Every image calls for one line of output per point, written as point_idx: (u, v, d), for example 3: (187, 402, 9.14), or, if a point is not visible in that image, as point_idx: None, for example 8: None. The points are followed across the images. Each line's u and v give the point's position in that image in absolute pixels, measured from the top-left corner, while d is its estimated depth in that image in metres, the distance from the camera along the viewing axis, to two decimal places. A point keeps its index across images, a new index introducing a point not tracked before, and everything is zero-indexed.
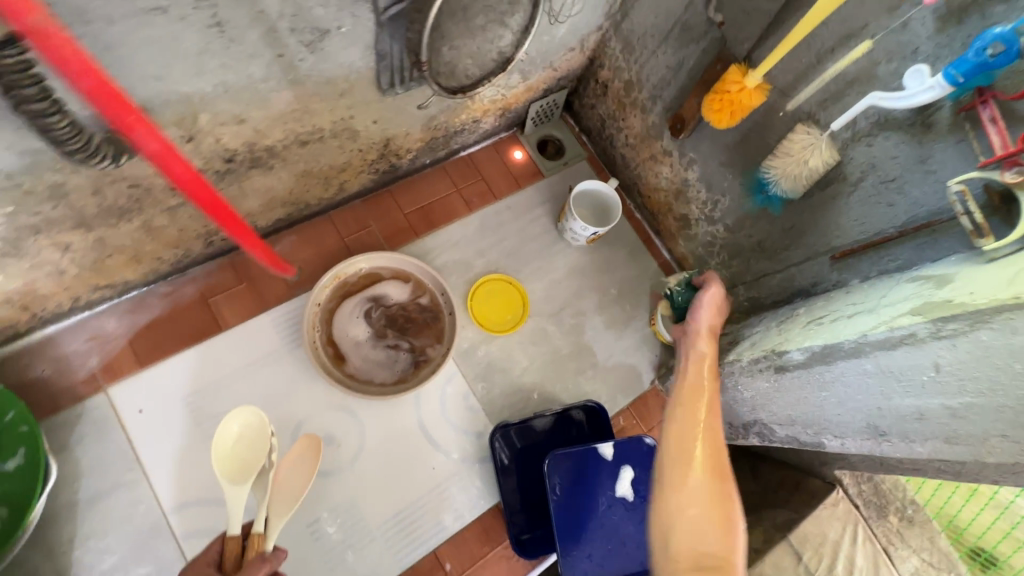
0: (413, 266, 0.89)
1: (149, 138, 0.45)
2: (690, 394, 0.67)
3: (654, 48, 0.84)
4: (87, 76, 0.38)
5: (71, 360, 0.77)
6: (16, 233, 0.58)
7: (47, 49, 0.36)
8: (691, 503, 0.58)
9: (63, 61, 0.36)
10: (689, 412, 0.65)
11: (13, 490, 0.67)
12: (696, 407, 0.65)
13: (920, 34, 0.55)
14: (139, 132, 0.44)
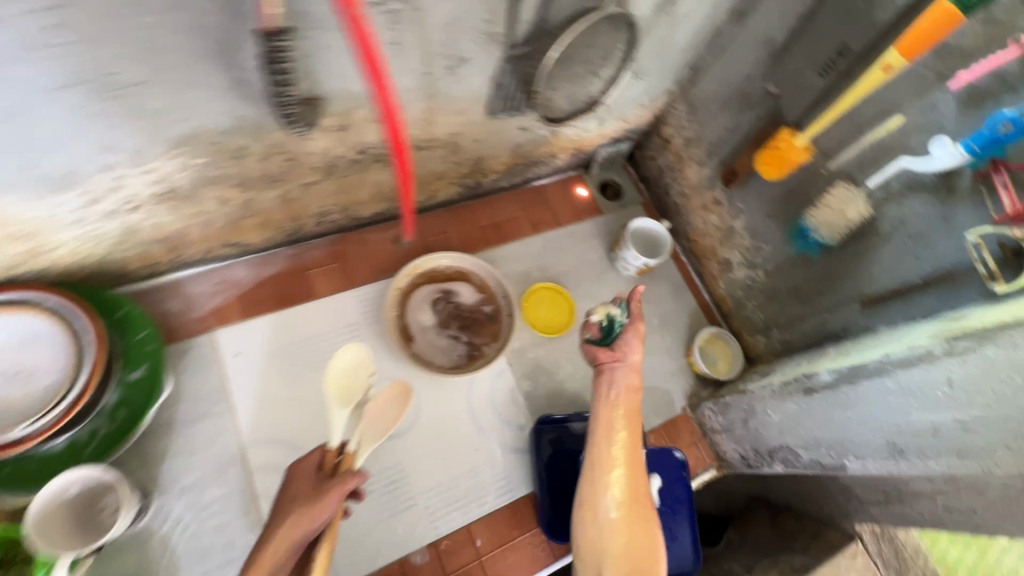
0: (483, 270, 1.02)
1: (388, 99, 0.59)
2: (613, 433, 0.76)
3: (715, 111, 0.98)
4: (365, 48, 0.53)
5: (188, 303, 0.90)
6: (198, 182, 0.73)
7: (356, 28, 0.51)
8: (615, 534, 0.70)
9: (363, 37, 0.52)
10: (612, 452, 0.74)
11: (134, 396, 0.79)
12: (618, 447, 0.74)
13: (946, 113, 0.66)
14: (388, 96, 0.58)
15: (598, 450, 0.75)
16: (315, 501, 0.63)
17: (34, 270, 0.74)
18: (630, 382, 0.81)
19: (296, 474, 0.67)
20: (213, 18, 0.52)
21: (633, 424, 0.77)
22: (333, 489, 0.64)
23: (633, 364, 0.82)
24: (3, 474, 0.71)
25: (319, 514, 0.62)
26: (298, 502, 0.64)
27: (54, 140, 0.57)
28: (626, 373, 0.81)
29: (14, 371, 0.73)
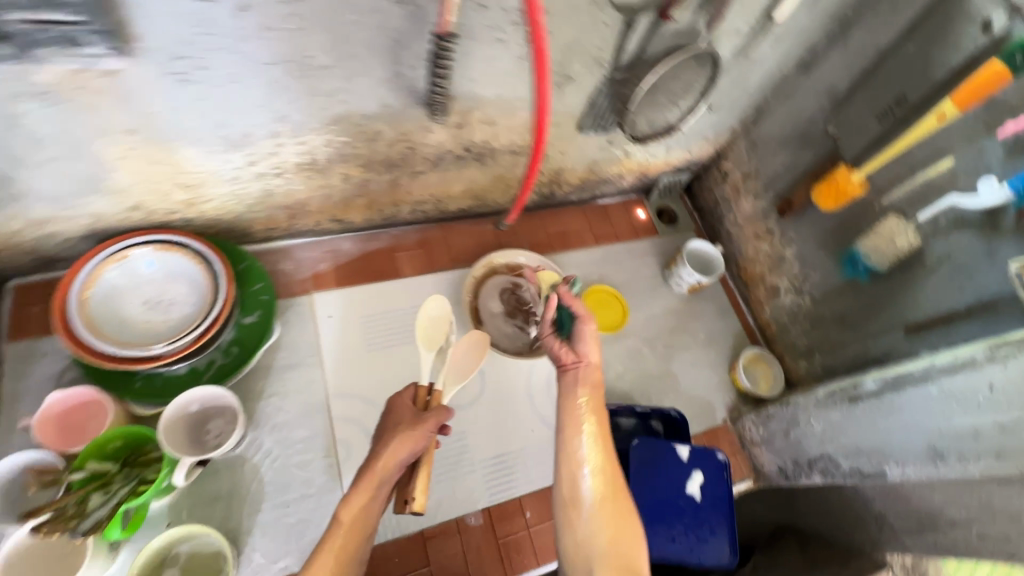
0: (551, 270, 1.11)
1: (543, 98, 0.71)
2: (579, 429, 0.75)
3: (775, 149, 1.09)
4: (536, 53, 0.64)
5: (293, 267, 1.02)
6: (333, 158, 0.85)
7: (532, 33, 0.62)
8: (600, 529, 0.70)
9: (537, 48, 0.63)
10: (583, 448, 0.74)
11: (246, 338, 0.89)
12: (588, 443, 0.74)
13: (993, 158, 0.75)
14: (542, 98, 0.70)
15: (569, 448, 0.74)
16: (416, 428, 0.77)
17: (184, 219, 0.87)
18: (590, 375, 0.80)
19: (395, 404, 0.82)
20: (395, 21, 0.65)
21: (599, 417, 0.77)
22: (430, 419, 0.78)
23: (592, 355, 0.82)
24: (135, 386, 0.82)
25: (420, 438, 0.76)
26: (401, 426, 0.78)
27: (246, 106, 0.70)
28: (587, 365, 0.81)
29: (157, 301, 0.84)
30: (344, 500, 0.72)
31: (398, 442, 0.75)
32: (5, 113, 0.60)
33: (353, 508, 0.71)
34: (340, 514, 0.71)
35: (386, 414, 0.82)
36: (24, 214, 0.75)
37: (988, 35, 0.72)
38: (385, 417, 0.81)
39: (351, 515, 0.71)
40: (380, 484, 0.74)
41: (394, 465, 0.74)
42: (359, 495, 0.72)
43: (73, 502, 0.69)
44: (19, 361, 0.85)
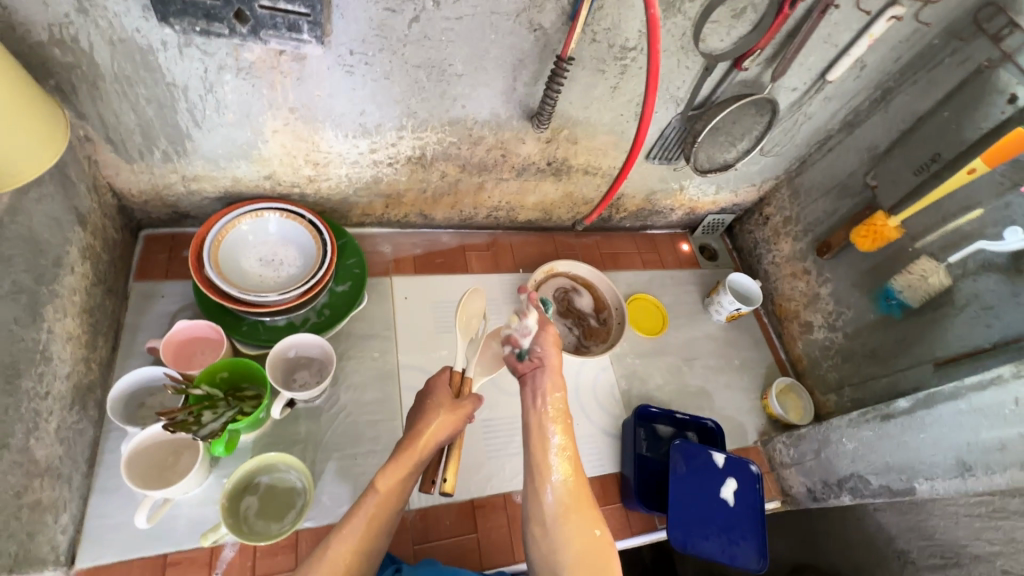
0: (605, 284, 1.20)
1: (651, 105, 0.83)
2: (548, 438, 0.78)
3: (816, 198, 1.21)
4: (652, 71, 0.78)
5: (379, 252, 1.14)
6: (439, 156, 0.99)
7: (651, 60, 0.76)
8: (567, 539, 0.71)
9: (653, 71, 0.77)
10: (549, 456, 0.77)
11: (337, 303, 1.00)
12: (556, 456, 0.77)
13: (1016, 212, 0.86)
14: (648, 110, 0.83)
15: (536, 459, 0.77)
16: (453, 413, 0.80)
17: (302, 193, 1.00)
18: (557, 383, 0.82)
19: (433, 384, 0.85)
20: (526, 44, 0.81)
21: (567, 427, 0.80)
22: (466, 406, 0.82)
23: (555, 363, 0.83)
24: (242, 329, 0.93)
25: (456, 421, 0.80)
26: (440, 409, 0.80)
27: (388, 99, 0.85)
28: (548, 371, 0.82)
29: (270, 259, 0.95)
30: (381, 471, 0.75)
31: (439, 422, 0.78)
32: (211, 80, 0.75)
33: (390, 478, 0.74)
34: (376, 482, 0.74)
35: (421, 395, 0.85)
36: (182, 169, 0.88)
37: (1015, 105, 0.85)
38: (422, 398, 0.84)
39: (386, 486, 0.74)
40: (416, 459, 0.77)
41: (430, 444, 0.77)
42: (395, 469, 0.75)
43: (189, 415, 0.76)
44: (140, 297, 0.96)
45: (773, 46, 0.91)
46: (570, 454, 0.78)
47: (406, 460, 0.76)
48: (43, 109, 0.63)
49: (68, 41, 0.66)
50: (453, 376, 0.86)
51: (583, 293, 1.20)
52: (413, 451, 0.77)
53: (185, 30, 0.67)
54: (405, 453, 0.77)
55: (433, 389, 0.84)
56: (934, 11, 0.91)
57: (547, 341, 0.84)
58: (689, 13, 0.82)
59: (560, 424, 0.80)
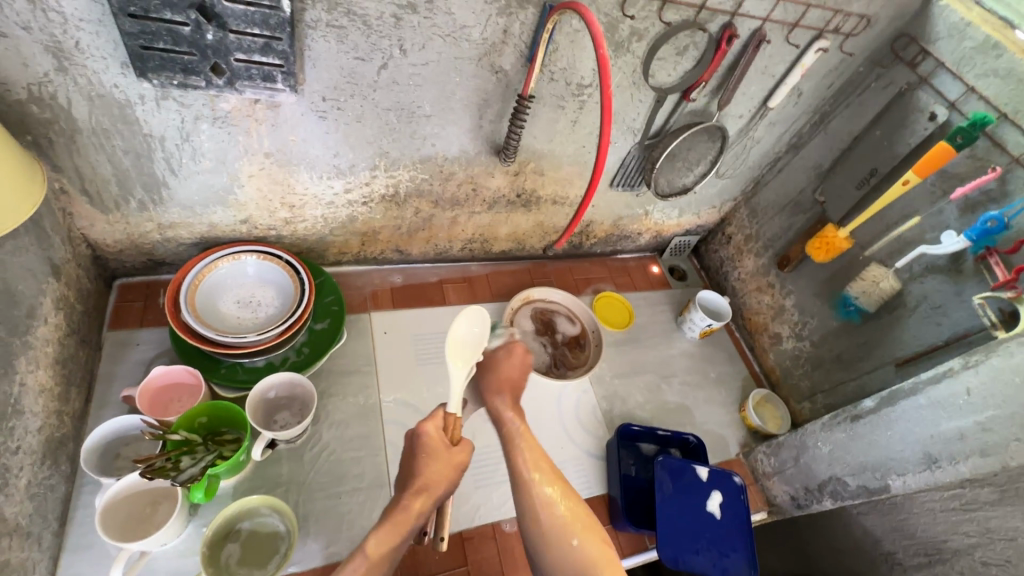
0: (581, 307, 1.23)
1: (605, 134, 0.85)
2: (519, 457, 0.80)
3: (771, 215, 1.28)
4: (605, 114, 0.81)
5: (356, 289, 1.15)
6: (413, 192, 1.02)
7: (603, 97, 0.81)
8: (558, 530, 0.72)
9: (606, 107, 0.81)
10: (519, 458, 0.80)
11: (316, 341, 1.00)
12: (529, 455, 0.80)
13: (950, 217, 0.94)
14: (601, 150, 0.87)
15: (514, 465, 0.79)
16: (449, 460, 0.78)
17: (279, 235, 1.02)
18: (509, 405, 0.88)
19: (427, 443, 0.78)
20: (489, 85, 0.87)
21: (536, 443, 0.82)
22: (461, 459, 0.79)
23: (502, 381, 0.92)
24: (221, 372, 0.92)
25: (455, 475, 0.78)
26: (434, 464, 0.77)
27: (361, 141, 0.89)
28: (491, 395, 0.90)
29: (247, 301, 0.96)
30: (373, 534, 0.70)
31: (438, 472, 0.76)
32: (187, 129, 0.78)
33: (383, 545, 0.69)
34: (367, 546, 0.69)
35: (410, 447, 0.79)
36: (158, 217, 0.90)
37: (935, 122, 0.94)
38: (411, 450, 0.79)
39: (378, 552, 0.69)
40: (414, 519, 0.73)
41: (428, 503, 0.75)
42: (390, 530, 0.71)
43: (167, 461, 0.75)
44: (114, 347, 0.95)
45: (716, 78, 0.99)
46: (540, 467, 0.78)
47: (400, 523, 0.72)
48: (13, 145, 0.64)
49: (47, 98, 0.69)
50: (447, 421, 0.81)
51: (561, 314, 1.23)
52: (408, 515, 0.73)
53: (163, 84, 0.70)
54: (401, 513, 0.73)
55: (425, 440, 0.78)
56: (855, 43, 1.01)
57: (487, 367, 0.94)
58: (637, 52, 0.89)
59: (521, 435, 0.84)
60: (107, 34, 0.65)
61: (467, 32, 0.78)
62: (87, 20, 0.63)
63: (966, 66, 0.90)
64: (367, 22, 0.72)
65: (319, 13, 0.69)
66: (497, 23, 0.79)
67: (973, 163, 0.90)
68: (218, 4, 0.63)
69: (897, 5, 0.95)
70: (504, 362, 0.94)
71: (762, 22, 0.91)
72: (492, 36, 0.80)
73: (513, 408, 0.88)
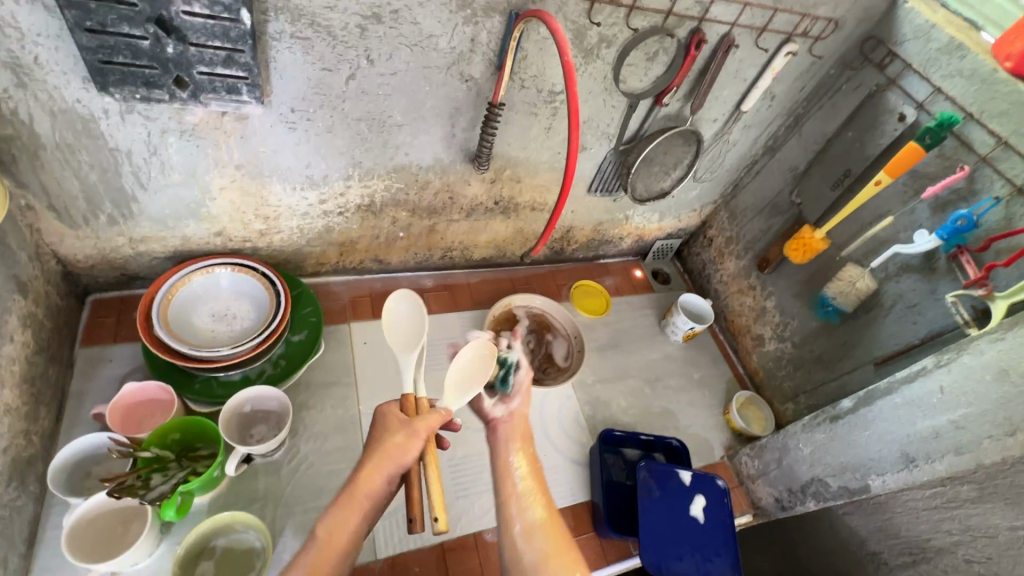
0: (572, 324, 1.23)
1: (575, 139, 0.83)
2: (513, 487, 0.75)
3: (751, 217, 1.28)
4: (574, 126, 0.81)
5: (335, 300, 1.14)
6: (389, 201, 1.02)
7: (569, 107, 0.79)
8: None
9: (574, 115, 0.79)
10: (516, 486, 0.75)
11: (294, 353, 0.99)
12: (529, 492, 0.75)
13: (921, 216, 0.95)
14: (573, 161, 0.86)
15: (506, 501, 0.74)
16: (402, 430, 0.76)
17: (254, 247, 1.01)
18: (517, 433, 0.83)
19: (382, 410, 0.78)
20: (460, 94, 0.87)
21: (534, 474, 0.78)
22: (422, 428, 0.76)
23: (518, 413, 0.86)
24: (195, 387, 0.91)
25: (410, 443, 0.74)
26: (386, 433, 0.75)
27: (333, 151, 0.88)
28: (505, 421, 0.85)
29: (222, 314, 0.95)
30: (321, 515, 0.69)
31: (388, 441, 0.74)
32: (154, 143, 0.77)
33: (331, 522, 0.68)
34: (318, 527, 0.67)
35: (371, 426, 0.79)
36: (129, 231, 0.89)
37: (904, 123, 0.95)
38: (371, 428, 0.78)
39: (327, 531, 0.67)
40: (366, 495, 0.71)
41: (380, 471, 0.71)
42: (344, 509, 0.69)
43: (138, 479, 0.74)
44: (86, 364, 0.94)
45: (688, 83, 1.00)
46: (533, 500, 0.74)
47: (348, 498, 0.70)
48: None
49: (8, 114, 0.68)
50: (405, 399, 0.81)
51: (554, 322, 1.24)
52: (357, 486, 0.71)
53: (125, 98, 0.69)
54: (350, 488, 0.71)
55: (384, 418, 0.78)
56: (825, 46, 1.02)
57: (521, 393, 0.88)
58: (607, 59, 0.90)
59: (523, 469, 0.78)
60: (66, 49, 0.64)
61: (434, 42, 0.78)
62: (45, 35, 0.62)
63: (932, 67, 0.91)
64: (331, 32, 0.72)
65: (282, 25, 0.69)
66: (463, 32, 0.79)
67: (942, 162, 0.90)
68: (176, 16, 0.63)
69: (862, 9, 0.97)
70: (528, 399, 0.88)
71: (730, 27, 0.91)
72: (459, 45, 0.80)
73: (522, 433, 0.83)
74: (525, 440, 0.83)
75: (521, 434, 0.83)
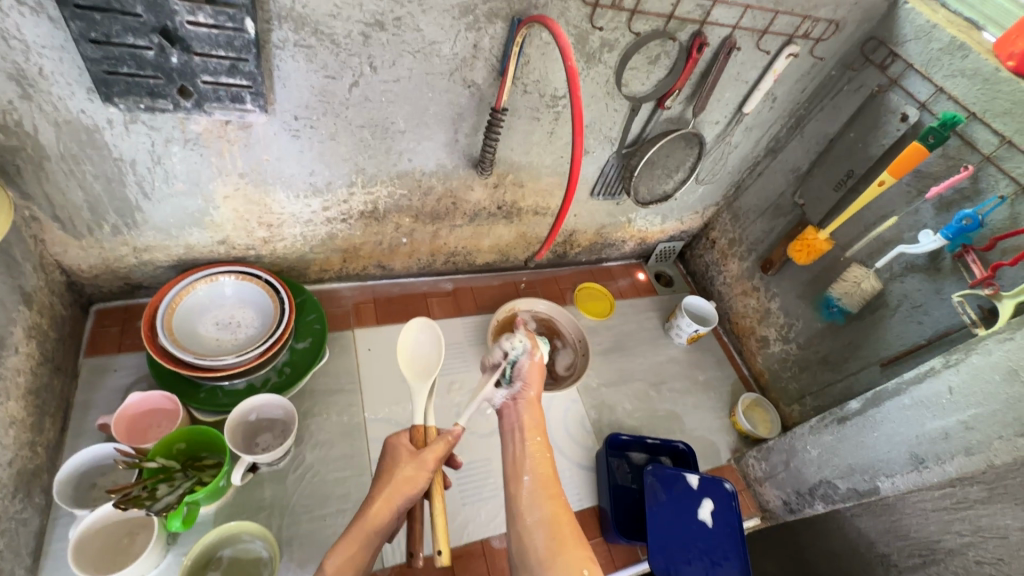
0: (579, 335, 1.20)
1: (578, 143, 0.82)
2: (523, 482, 0.71)
3: (753, 219, 1.28)
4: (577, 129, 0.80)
5: (339, 307, 1.14)
6: (392, 207, 1.02)
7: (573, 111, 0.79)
8: None
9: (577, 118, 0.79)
10: (526, 481, 0.71)
11: (299, 360, 0.99)
12: (538, 490, 0.70)
13: (925, 216, 0.94)
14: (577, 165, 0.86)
15: (517, 496, 0.70)
16: (414, 461, 0.74)
17: (258, 255, 1.01)
18: (529, 418, 0.79)
19: (392, 446, 0.76)
20: (462, 99, 0.87)
21: (548, 465, 0.73)
22: (431, 459, 0.74)
23: (530, 396, 0.81)
24: (200, 397, 0.90)
25: (422, 474, 0.72)
26: (396, 466, 0.73)
27: (336, 158, 0.88)
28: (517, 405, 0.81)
29: (227, 322, 0.94)
30: (330, 552, 0.66)
31: (399, 472, 0.72)
32: (158, 152, 0.77)
33: (338, 558, 0.65)
34: (324, 564, 0.65)
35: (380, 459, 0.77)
36: (133, 240, 0.89)
37: (907, 123, 0.95)
38: (380, 460, 0.76)
39: (335, 568, 0.65)
40: (376, 530, 0.69)
41: (391, 503, 0.70)
42: (351, 544, 0.67)
43: (143, 489, 0.74)
44: (91, 373, 0.93)
45: (690, 86, 1.00)
46: (546, 495, 0.69)
47: (357, 535, 0.68)
48: None
49: (13, 125, 0.68)
50: (415, 432, 0.79)
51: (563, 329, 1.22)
52: (366, 523, 0.68)
53: (130, 108, 0.69)
54: (358, 525, 0.68)
55: (394, 449, 0.76)
56: (826, 47, 1.02)
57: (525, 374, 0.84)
58: (609, 63, 0.90)
59: (536, 462, 0.73)
60: (71, 60, 0.64)
61: (437, 48, 0.79)
62: (50, 47, 0.62)
63: (934, 67, 0.91)
64: (335, 41, 0.73)
65: (286, 33, 0.69)
66: (466, 39, 0.79)
67: (945, 162, 0.90)
68: (181, 27, 0.63)
69: (863, 10, 0.97)
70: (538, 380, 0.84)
71: (732, 30, 0.91)
72: (462, 51, 0.80)
73: (534, 417, 0.79)
74: (538, 427, 0.78)
75: (533, 421, 0.78)
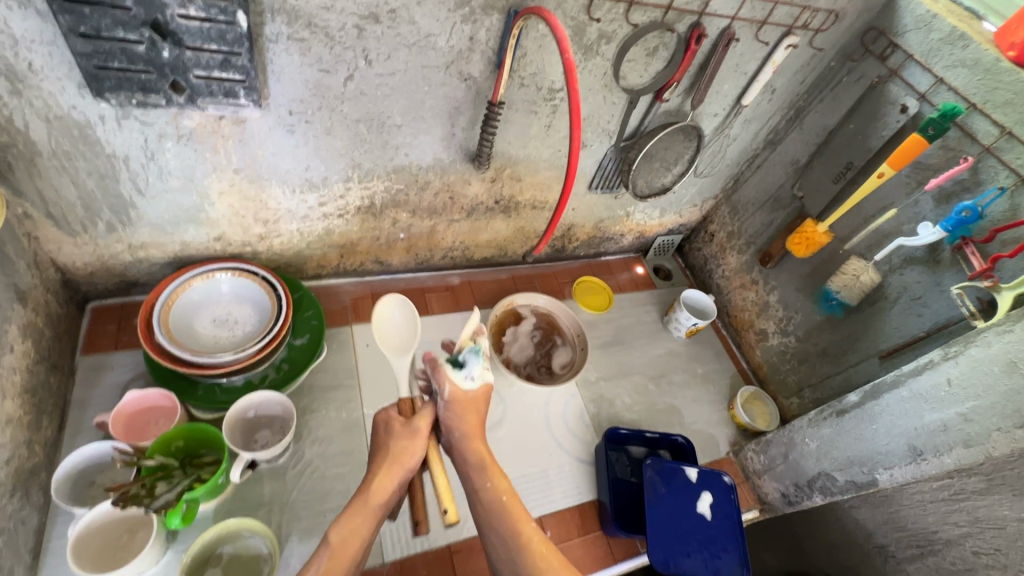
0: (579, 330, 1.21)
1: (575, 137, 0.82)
2: (497, 526, 0.69)
3: (752, 212, 1.27)
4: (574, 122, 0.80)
5: (336, 303, 1.14)
6: (390, 202, 1.01)
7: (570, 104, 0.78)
8: None
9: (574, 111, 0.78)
10: (500, 528, 0.68)
11: (297, 357, 0.99)
12: (514, 532, 0.68)
13: (925, 208, 0.94)
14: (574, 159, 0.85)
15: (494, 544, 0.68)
16: (408, 431, 0.75)
17: (254, 251, 1.00)
18: (484, 460, 0.74)
19: (379, 424, 0.77)
20: (459, 92, 0.87)
21: (518, 506, 0.70)
22: (424, 426, 0.76)
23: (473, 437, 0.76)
24: (198, 394, 0.90)
25: (418, 442, 0.74)
26: (392, 438, 0.74)
27: (332, 153, 0.88)
28: (465, 448, 0.75)
29: (224, 319, 0.94)
30: (335, 522, 0.67)
31: (395, 443, 0.73)
32: (151, 148, 0.76)
33: (343, 528, 0.66)
34: (329, 533, 0.65)
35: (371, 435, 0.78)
36: (128, 238, 0.88)
37: (907, 114, 0.94)
38: (373, 436, 0.77)
39: (340, 537, 0.65)
40: (378, 500, 0.69)
41: (392, 474, 0.71)
42: (354, 514, 0.68)
43: (141, 488, 0.75)
44: (88, 371, 0.93)
45: (688, 78, 0.99)
46: (526, 535, 0.67)
47: (361, 505, 0.69)
48: None
49: (3, 122, 0.67)
50: (403, 404, 0.80)
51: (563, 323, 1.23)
52: (368, 495, 0.69)
53: (122, 104, 0.69)
54: (360, 499, 0.69)
55: (384, 424, 0.77)
56: (825, 38, 1.01)
57: (449, 420, 0.76)
58: (606, 55, 0.89)
59: (507, 505, 0.70)
60: (61, 55, 0.63)
61: (433, 41, 0.78)
62: (39, 41, 0.61)
63: (934, 57, 0.91)
64: (329, 34, 0.72)
65: (279, 27, 0.69)
66: (461, 31, 0.78)
67: (945, 154, 0.90)
68: (172, 20, 0.62)
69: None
70: (468, 418, 0.78)
71: (730, 21, 0.91)
72: (458, 44, 0.80)
73: (488, 459, 0.74)
74: (496, 467, 0.74)
75: (489, 461, 0.74)
